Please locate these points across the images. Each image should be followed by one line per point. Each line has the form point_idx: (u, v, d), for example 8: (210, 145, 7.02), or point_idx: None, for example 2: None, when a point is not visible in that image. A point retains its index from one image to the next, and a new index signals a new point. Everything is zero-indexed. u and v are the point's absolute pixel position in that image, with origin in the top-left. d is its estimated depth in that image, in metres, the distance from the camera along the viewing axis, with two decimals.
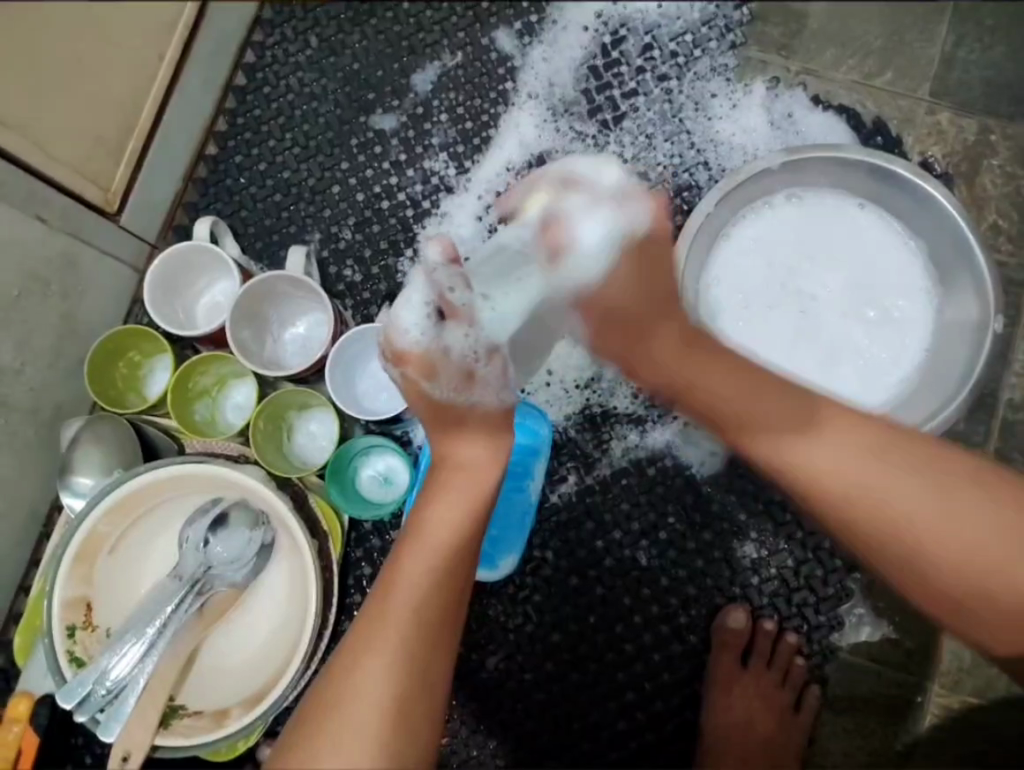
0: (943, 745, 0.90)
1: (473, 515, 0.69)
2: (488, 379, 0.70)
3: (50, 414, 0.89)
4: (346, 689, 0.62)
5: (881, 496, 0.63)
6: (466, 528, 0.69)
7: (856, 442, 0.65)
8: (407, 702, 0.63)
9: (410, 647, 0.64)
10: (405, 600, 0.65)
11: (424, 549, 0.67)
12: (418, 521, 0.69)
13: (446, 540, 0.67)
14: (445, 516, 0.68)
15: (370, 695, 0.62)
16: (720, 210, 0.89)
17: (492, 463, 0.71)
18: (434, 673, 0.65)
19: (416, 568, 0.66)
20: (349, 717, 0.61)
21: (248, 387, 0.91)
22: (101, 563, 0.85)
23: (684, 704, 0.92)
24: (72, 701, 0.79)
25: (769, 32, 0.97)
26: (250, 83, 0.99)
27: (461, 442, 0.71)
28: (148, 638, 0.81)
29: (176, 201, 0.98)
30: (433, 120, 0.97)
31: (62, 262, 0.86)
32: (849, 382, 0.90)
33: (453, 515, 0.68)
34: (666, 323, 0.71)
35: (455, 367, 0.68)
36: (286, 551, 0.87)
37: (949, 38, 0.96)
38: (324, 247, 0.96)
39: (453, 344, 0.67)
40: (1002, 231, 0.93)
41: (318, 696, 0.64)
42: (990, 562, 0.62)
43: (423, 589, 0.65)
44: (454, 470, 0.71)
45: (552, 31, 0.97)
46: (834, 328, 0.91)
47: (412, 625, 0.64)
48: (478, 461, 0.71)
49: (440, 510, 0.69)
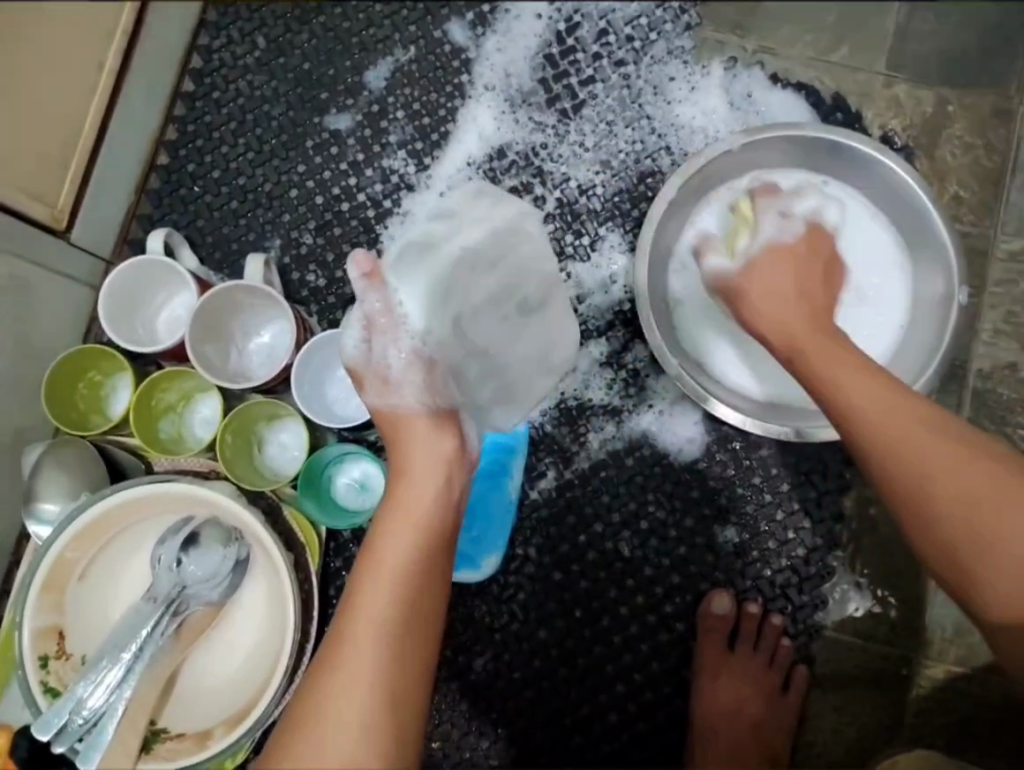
0: (932, 715, 0.90)
1: (425, 531, 0.68)
2: (407, 384, 0.70)
3: (10, 441, 0.86)
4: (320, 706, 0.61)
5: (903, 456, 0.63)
6: (421, 550, 0.68)
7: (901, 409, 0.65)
8: (383, 719, 0.61)
9: (379, 664, 0.62)
10: (366, 618, 0.64)
11: (377, 572, 0.66)
12: (371, 544, 0.68)
13: (399, 560, 0.67)
14: (396, 537, 0.67)
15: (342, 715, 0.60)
16: (684, 196, 0.88)
17: (439, 477, 0.70)
18: (408, 690, 0.63)
19: (373, 590, 0.65)
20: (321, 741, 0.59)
21: (214, 401, 0.89)
22: (71, 590, 0.82)
23: (674, 692, 0.92)
24: (48, 733, 0.76)
25: (724, 12, 0.96)
26: (198, 88, 0.96)
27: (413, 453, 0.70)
28: (124, 662, 0.78)
29: (129, 213, 0.95)
30: (389, 118, 0.95)
31: (12, 283, 0.83)
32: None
33: (403, 537, 0.67)
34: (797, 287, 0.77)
35: (375, 373, 0.70)
36: (262, 565, 0.86)
37: (900, 12, 0.97)
38: (284, 253, 0.94)
39: (383, 356, 0.69)
40: (964, 201, 0.93)
41: (291, 720, 0.62)
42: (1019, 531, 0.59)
43: (384, 607, 0.64)
44: (401, 490, 0.70)
45: (505, 21, 0.95)
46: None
47: (377, 643, 0.63)
48: (425, 477, 0.70)
49: (392, 530, 0.68)
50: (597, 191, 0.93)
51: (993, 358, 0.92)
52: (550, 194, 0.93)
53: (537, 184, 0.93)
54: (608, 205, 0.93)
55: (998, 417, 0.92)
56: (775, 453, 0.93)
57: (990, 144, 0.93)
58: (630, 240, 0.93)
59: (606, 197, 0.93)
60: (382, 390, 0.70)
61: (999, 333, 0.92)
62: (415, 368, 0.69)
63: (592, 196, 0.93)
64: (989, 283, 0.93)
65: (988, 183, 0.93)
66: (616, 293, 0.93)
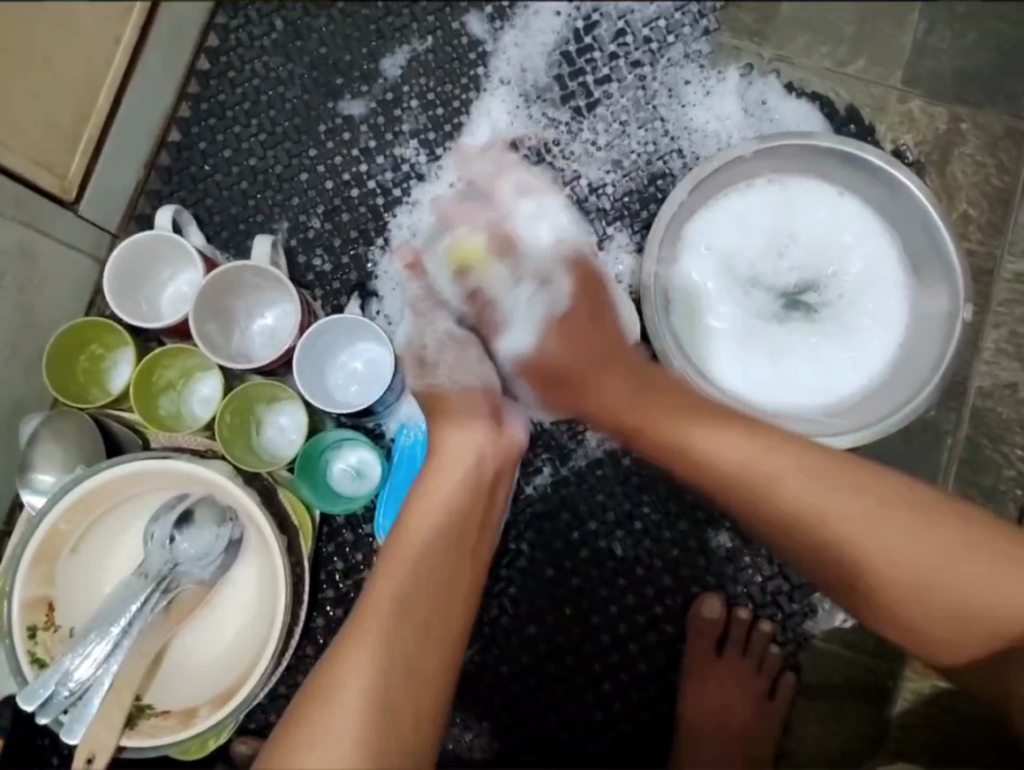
0: (915, 730, 0.91)
1: (457, 520, 0.70)
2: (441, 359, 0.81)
3: (8, 410, 0.86)
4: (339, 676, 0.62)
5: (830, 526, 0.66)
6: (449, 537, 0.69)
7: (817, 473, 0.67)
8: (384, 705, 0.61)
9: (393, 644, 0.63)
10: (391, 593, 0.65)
11: (402, 553, 0.68)
12: (403, 525, 0.70)
13: (429, 544, 0.68)
14: (427, 519, 0.69)
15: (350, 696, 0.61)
16: (693, 198, 0.88)
17: (469, 465, 0.72)
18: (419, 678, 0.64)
19: (396, 567, 0.67)
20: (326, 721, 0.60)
21: (215, 380, 0.88)
22: (62, 562, 0.82)
23: (660, 695, 0.92)
24: (32, 703, 0.77)
25: (743, 18, 0.96)
26: (213, 67, 0.96)
27: (458, 439, 0.73)
28: (112, 637, 0.78)
29: (139, 188, 0.95)
30: (404, 107, 0.95)
31: (19, 252, 0.83)
32: (827, 365, 0.90)
33: (431, 523, 0.69)
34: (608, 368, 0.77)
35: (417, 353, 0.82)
36: (255, 546, 0.86)
37: (920, 25, 0.96)
38: (292, 236, 0.94)
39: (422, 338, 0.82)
40: (972, 219, 0.93)
41: (309, 688, 0.63)
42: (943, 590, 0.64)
43: (408, 585, 0.66)
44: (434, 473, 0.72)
45: (524, 16, 0.95)
46: (810, 312, 0.91)
47: (396, 623, 0.64)
48: (462, 465, 0.72)
49: (423, 512, 0.70)
50: (607, 190, 0.93)
51: (993, 377, 0.92)
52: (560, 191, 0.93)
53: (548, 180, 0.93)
54: (617, 205, 0.93)
55: (996, 436, 0.92)
56: None
57: (1001, 164, 0.94)
58: (637, 241, 0.92)
59: (615, 196, 0.93)
60: (427, 370, 0.81)
61: (1001, 352, 0.93)
62: (449, 350, 0.81)
63: (601, 195, 0.93)
64: (993, 302, 0.93)
65: (998, 202, 0.93)
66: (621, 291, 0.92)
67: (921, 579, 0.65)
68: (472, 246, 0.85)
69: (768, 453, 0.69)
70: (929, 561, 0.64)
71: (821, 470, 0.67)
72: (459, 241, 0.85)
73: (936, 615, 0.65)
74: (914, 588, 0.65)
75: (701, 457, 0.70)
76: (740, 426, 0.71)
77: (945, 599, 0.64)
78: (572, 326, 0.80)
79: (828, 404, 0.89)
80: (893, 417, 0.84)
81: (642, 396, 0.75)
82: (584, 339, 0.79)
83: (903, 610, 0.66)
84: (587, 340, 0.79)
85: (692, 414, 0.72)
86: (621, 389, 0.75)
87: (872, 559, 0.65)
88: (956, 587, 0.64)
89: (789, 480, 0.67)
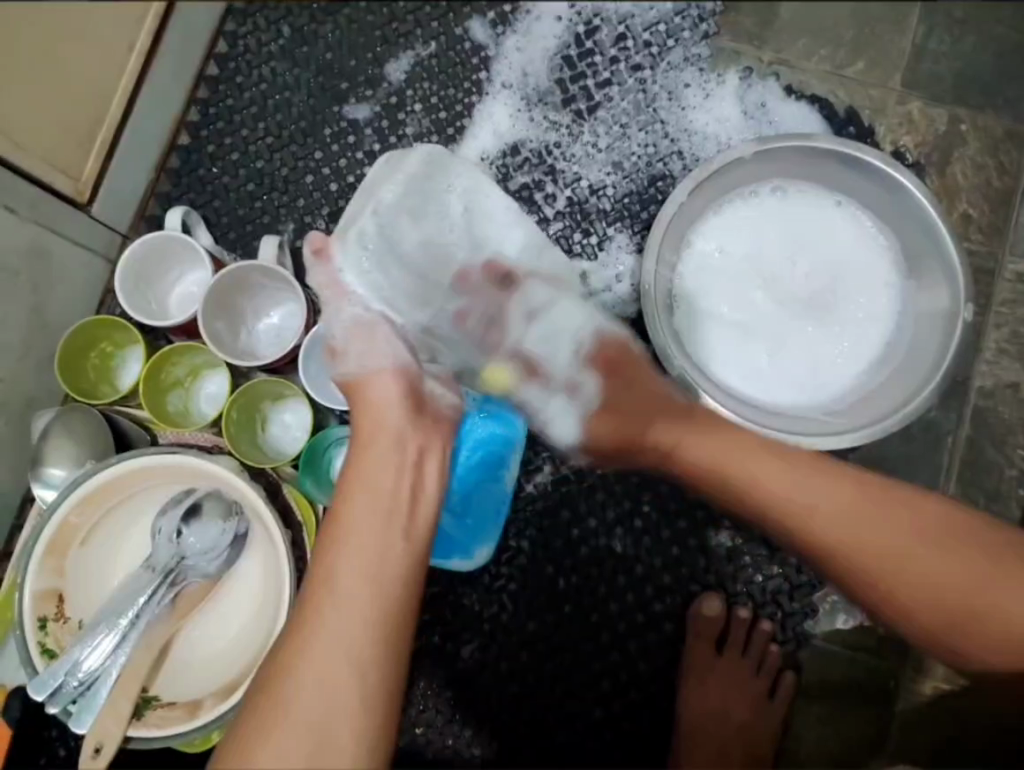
0: (915, 730, 0.91)
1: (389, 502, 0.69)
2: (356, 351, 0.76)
3: (21, 406, 0.88)
4: (289, 684, 0.62)
5: (862, 548, 0.69)
6: (380, 517, 0.68)
7: (845, 500, 0.70)
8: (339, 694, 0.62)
9: (346, 637, 0.63)
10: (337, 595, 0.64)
11: (336, 547, 0.67)
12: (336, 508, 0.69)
13: (358, 534, 0.67)
14: (358, 507, 0.68)
15: (308, 684, 0.62)
16: (694, 199, 0.89)
17: (391, 444, 0.71)
18: (364, 660, 0.63)
19: (332, 565, 0.66)
20: (285, 712, 0.61)
21: (222, 378, 0.91)
22: (73, 554, 0.84)
23: (658, 693, 0.92)
24: (43, 693, 0.79)
25: (743, 22, 0.97)
26: (222, 73, 0.99)
27: (381, 424, 0.72)
28: (120, 629, 0.81)
29: (149, 190, 0.98)
30: (407, 111, 0.96)
31: (33, 252, 0.85)
32: (824, 360, 0.91)
33: (363, 509, 0.68)
34: (655, 422, 0.79)
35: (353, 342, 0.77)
36: (259, 541, 0.87)
37: (920, 29, 0.96)
38: (297, 237, 0.96)
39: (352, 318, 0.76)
40: (973, 220, 0.94)
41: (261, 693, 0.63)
42: (977, 607, 0.66)
43: (342, 580, 0.65)
44: (364, 451, 0.71)
45: (526, 22, 0.96)
46: (806, 303, 0.91)
47: (349, 619, 0.64)
48: (385, 451, 0.71)
49: (354, 499, 0.69)
50: (607, 191, 0.94)
51: (994, 377, 0.93)
52: (560, 192, 0.94)
53: (548, 182, 0.94)
54: (618, 206, 0.94)
55: (998, 435, 0.92)
56: None
57: (1001, 165, 0.94)
58: (637, 242, 0.94)
59: (616, 198, 0.94)
60: (339, 360, 0.77)
61: (1003, 352, 0.93)
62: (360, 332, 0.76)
63: (602, 197, 0.94)
64: (994, 302, 0.93)
65: (999, 203, 0.94)
66: (621, 290, 0.93)
67: (959, 602, 0.66)
68: (500, 371, 0.83)
69: (820, 483, 0.71)
70: (968, 585, 0.66)
71: (860, 502, 0.69)
72: (489, 366, 0.84)
73: (974, 636, 0.66)
74: (949, 609, 0.67)
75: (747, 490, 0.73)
76: (789, 458, 0.72)
77: (982, 626, 0.66)
78: (615, 404, 0.82)
79: (827, 404, 0.90)
80: (895, 414, 0.83)
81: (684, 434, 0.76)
82: (617, 394, 0.82)
83: (945, 637, 0.67)
84: (632, 402, 0.81)
85: (742, 447, 0.73)
86: (675, 437, 0.77)
87: (909, 582, 0.68)
88: (997, 615, 0.66)
89: (834, 509, 0.69)
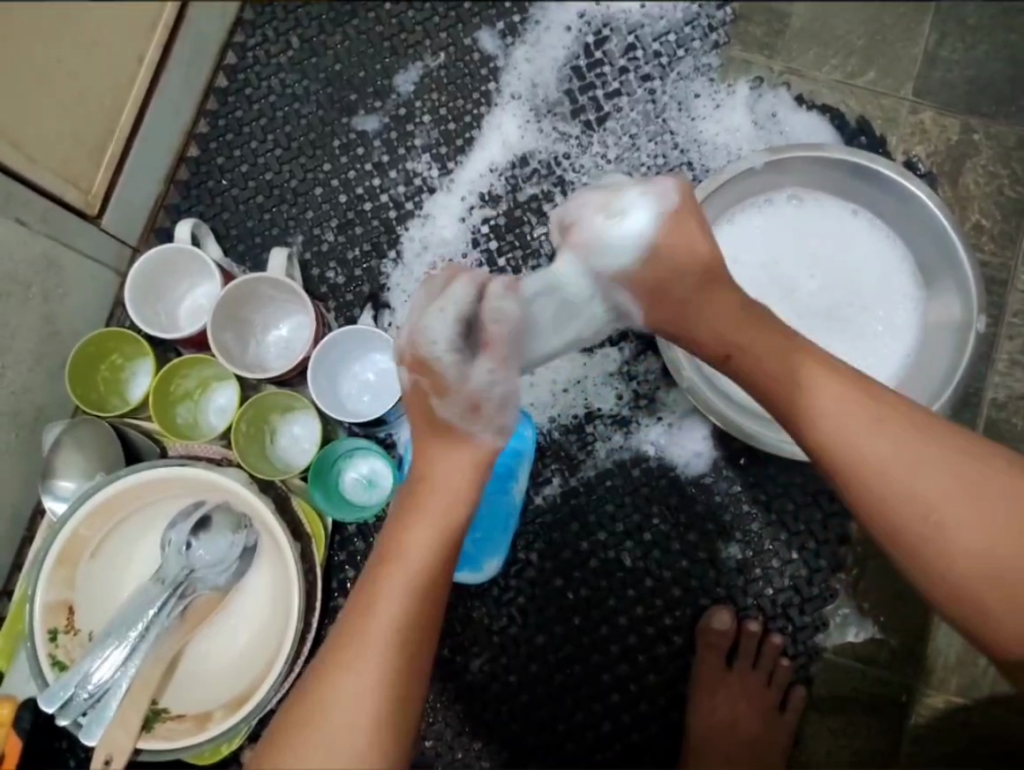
0: (927, 743, 0.90)
1: (445, 541, 0.68)
2: (490, 408, 0.70)
3: (31, 418, 0.89)
4: (318, 709, 0.63)
5: (925, 491, 0.60)
6: (440, 550, 0.68)
7: (904, 435, 0.62)
8: (383, 714, 0.63)
9: (379, 668, 0.64)
10: (379, 624, 0.65)
11: (399, 570, 0.67)
12: (393, 544, 0.68)
13: (421, 560, 0.67)
14: (420, 535, 0.67)
15: (353, 714, 0.62)
16: (706, 207, 0.88)
17: (463, 485, 0.70)
18: (411, 684, 0.65)
19: (390, 590, 0.66)
20: (326, 738, 0.62)
21: (231, 389, 0.91)
22: (83, 567, 0.84)
23: (668, 706, 0.92)
24: (53, 706, 0.78)
25: (752, 31, 0.96)
26: (232, 84, 0.99)
27: (441, 461, 0.70)
28: (130, 641, 0.80)
29: (158, 202, 0.98)
30: (416, 122, 0.96)
31: (43, 265, 0.85)
32: None
33: (427, 534, 0.68)
34: (708, 293, 0.71)
35: (467, 392, 0.69)
36: (268, 555, 0.87)
37: (932, 37, 0.96)
38: (306, 249, 0.96)
39: (476, 373, 0.68)
40: (986, 229, 0.93)
41: (292, 717, 0.64)
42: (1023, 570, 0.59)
43: (401, 605, 0.65)
44: (423, 492, 0.70)
45: (534, 32, 0.96)
46: (828, 316, 0.91)
47: (385, 651, 0.64)
48: (455, 488, 0.69)
49: (418, 525, 0.68)
50: None
51: (1008, 389, 0.92)
52: None
53: (558, 194, 0.94)
54: None
55: (1011, 448, 0.91)
56: (785, 470, 0.93)
57: (1015, 174, 0.93)
58: None
59: None
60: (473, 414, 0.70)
61: (1015, 363, 0.92)
62: (494, 397, 0.70)
63: None
64: (1007, 313, 0.93)
65: (1013, 213, 0.93)
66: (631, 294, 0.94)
67: (1006, 566, 0.59)
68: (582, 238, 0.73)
69: (876, 421, 0.62)
70: (1021, 548, 0.59)
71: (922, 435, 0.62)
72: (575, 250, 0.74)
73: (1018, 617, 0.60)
74: (1002, 574, 0.59)
75: (806, 414, 0.64)
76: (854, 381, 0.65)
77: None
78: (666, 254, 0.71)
79: None
80: None
81: (719, 317, 0.70)
82: (691, 260, 0.70)
83: (988, 610, 0.60)
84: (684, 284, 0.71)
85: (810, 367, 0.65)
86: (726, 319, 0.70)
87: (968, 543, 0.60)
88: None
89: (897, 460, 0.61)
